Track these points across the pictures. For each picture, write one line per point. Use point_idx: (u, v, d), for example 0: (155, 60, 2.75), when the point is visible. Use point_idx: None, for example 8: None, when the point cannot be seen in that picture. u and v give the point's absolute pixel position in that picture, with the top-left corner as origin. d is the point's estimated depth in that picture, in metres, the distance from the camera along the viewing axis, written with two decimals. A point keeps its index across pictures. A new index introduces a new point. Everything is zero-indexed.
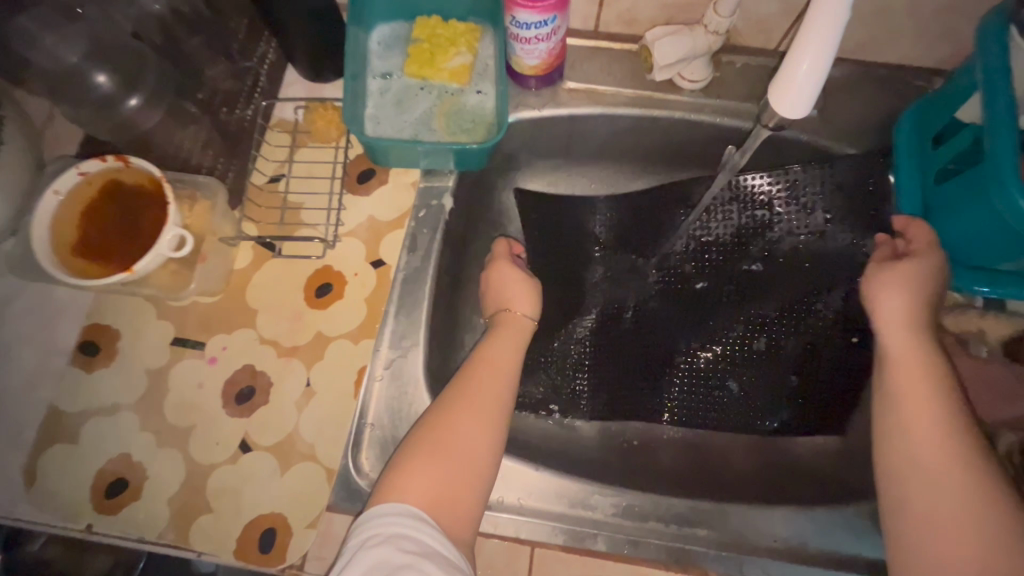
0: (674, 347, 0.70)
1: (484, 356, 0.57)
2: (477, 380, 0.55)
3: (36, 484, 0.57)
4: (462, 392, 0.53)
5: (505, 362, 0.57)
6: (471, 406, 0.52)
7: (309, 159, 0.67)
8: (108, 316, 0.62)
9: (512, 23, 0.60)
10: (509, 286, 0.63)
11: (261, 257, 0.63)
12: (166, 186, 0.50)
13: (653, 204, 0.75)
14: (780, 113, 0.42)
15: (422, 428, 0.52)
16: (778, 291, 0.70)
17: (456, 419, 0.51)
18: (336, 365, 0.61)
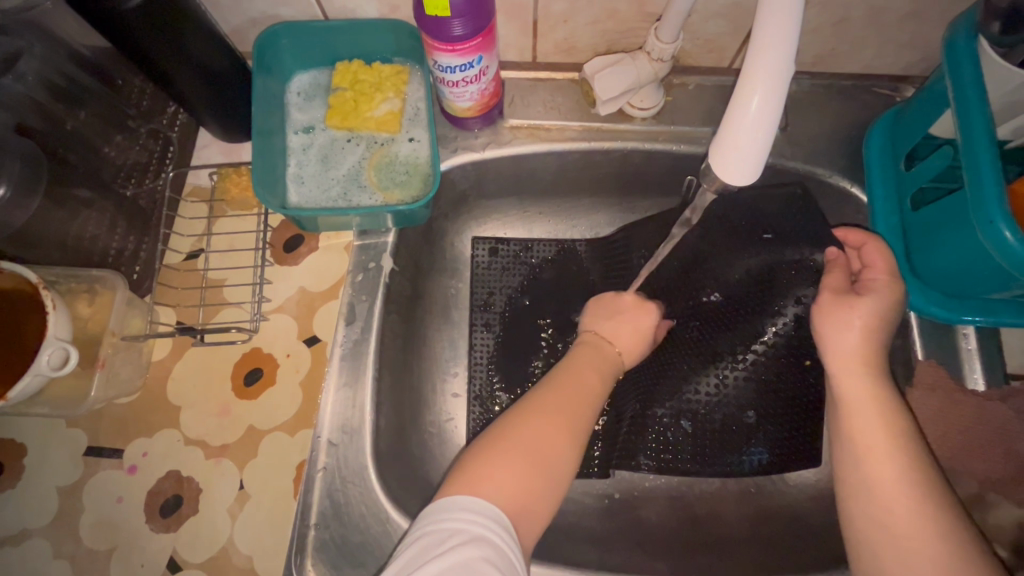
0: (636, 396, 0.63)
1: (578, 371, 0.52)
2: (564, 382, 0.50)
3: None
4: (549, 398, 0.48)
5: (587, 381, 0.51)
6: (559, 415, 0.47)
7: (228, 230, 0.60)
8: (10, 429, 0.55)
9: (436, 67, 0.54)
10: (613, 318, 0.58)
11: (181, 345, 0.57)
12: (46, 294, 0.44)
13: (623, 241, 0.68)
14: (722, 169, 0.36)
15: (503, 421, 0.47)
16: (737, 326, 0.59)
17: (545, 421, 0.46)
18: (272, 463, 0.54)
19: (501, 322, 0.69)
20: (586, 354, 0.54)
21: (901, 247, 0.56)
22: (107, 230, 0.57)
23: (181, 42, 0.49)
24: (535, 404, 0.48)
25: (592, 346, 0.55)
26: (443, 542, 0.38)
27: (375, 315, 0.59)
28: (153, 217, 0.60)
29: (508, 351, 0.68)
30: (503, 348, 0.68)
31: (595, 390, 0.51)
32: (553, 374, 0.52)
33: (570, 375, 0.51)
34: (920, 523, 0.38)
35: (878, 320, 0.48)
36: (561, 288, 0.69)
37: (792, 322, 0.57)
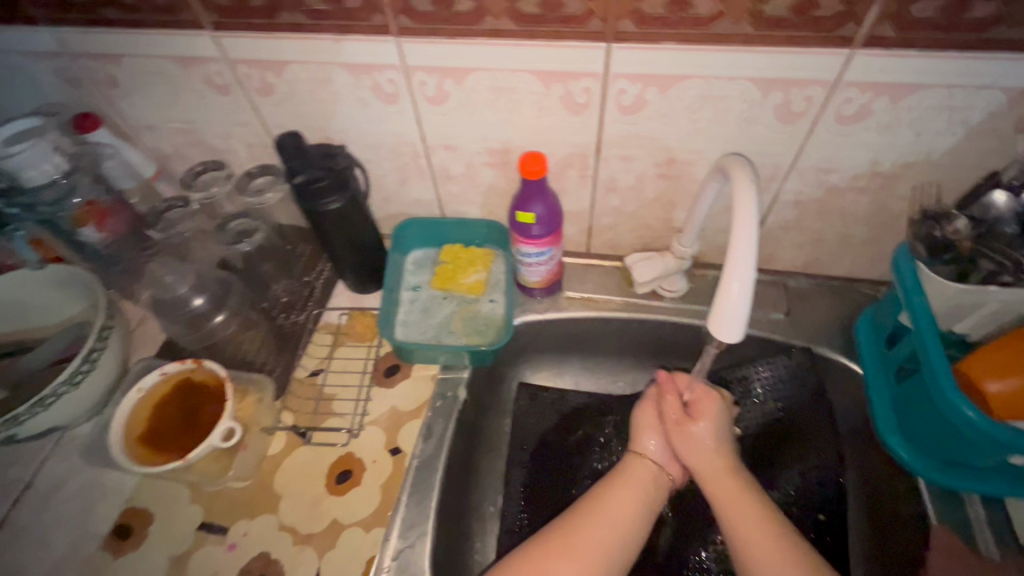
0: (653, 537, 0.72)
1: (615, 495, 0.64)
2: (597, 510, 0.62)
3: None
4: (581, 525, 0.61)
5: (613, 514, 0.62)
6: (573, 547, 0.59)
7: (346, 356, 0.78)
8: (145, 499, 0.68)
9: (518, 253, 0.76)
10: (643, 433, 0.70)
11: (292, 443, 0.71)
12: (228, 385, 0.61)
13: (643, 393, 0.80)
14: (717, 327, 0.50)
15: (521, 558, 0.59)
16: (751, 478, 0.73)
17: (551, 559, 0.57)
18: (347, 556, 0.63)
19: (543, 457, 0.79)
20: (623, 476, 0.67)
21: (895, 421, 0.66)
22: (260, 348, 0.76)
23: (353, 227, 0.74)
24: (557, 539, 0.59)
25: (631, 468, 0.67)
26: None
27: (451, 433, 0.72)
28: (293, 341, 0.78)
29: (549, 482, 0.77)
30: (543, 480, 0.78)
31: (627, 511, 0.63)
32: (576, 509, 0.64)
33: (605, 501, 0.63)
34: None
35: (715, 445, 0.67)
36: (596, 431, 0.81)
37: (798, 477, 0.72)
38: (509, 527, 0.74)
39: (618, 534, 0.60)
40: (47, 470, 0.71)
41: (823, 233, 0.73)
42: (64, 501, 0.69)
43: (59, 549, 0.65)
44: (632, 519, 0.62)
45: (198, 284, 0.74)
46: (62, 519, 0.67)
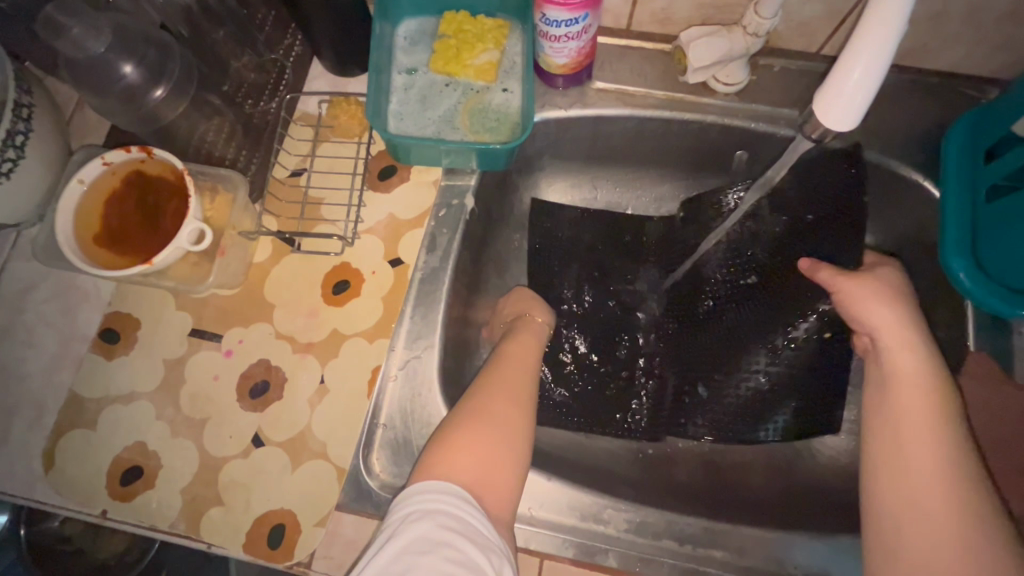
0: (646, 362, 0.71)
1: (510, 346, 0.60)
2: (501, 363, 0.58)
3: (55, 468, 0.58)
4: (498, 373, 0.56)
5: (521, 365, 0.58)
6: (503, 393, 0.54)
7: (331, 154, 0.66)
8: (127, 305, 0.62)
9: (542, 21, 0.58)
10: (525, 305, 0.66)
11: (280, 251, 0.63)
12: (187, 177, 0.51)
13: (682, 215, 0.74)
14: (823, 108, 0.39)
15: (456, 411, 0.53)
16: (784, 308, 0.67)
17: (490, 406, 0.52)
18: (352, 365, 0.60)
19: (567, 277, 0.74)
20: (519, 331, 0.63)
21: (967, 242, 0.59)
22: (225, 141, 0.62)
23: None
24: (479, 389, 0.54)
25: (524, 324, 0.64)
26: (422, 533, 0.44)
27: (458, 244, 0.65)
28: (265, 134, 0.65)
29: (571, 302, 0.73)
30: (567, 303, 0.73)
31: (530, 358, 0.59)
32: (493, 360, 0.59)
33: (504, 357, 0.58)
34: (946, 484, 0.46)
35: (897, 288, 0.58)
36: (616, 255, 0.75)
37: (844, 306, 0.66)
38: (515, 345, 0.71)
39: (525, 379, 0.57)
40: (11, 271, 0.64)
41: (951, 5, 0.55)
42: (41, 304, 0.63)
43: (47, 350, 0.62)
44: (535, 364, 0.59)
45: (120, 44, 0.52)
46: (43, 322, 0.63)
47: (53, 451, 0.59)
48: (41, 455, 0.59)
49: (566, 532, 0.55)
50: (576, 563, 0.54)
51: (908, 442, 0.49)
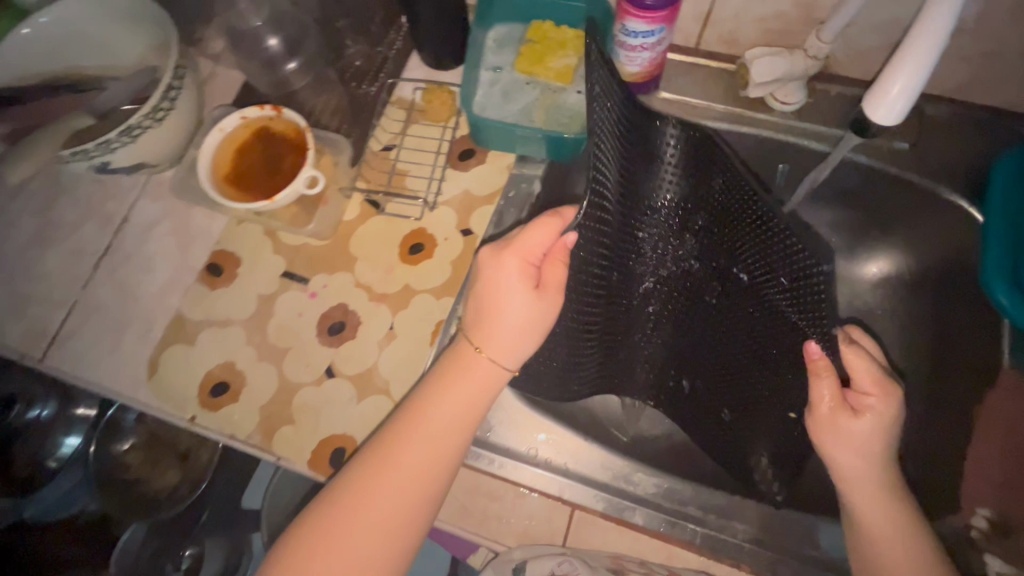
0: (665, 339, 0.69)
1: (427, 410, 0.52)
2: (393, 447, 0.51)
3: (157, 374, 0.67)
4: (374, 487, 0.50)
5: (407, 474, 0.51)
6: (371, 511, 0.50)
7: (419, 134, 0.75)
8: (231, 245, 0.72)
9: (621, 32, 0.65)
10: (487, 318, 0.54)
11: (367, 212, 0.72)
12: (309, 133, 0.60)
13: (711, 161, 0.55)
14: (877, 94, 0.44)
15: (318, 511, 0.50)
16: (715, 287, 0.63)
17: (350, 526, 0.49)
18: (418, 316, 0.67)
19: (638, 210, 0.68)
20: (453, 379, 0.53)
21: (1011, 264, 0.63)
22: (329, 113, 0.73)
23: None
24: (348, 496, 0.50)
25: (463, 368, 0.54)
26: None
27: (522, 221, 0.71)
28: (366, 113, 0.74)
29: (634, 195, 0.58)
30: (618, 195, 0.55)
31: (426, 462, 0.51)
32: (381, 444, 0.52)
33: (394, 456, 0.51)
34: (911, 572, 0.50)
35: (872, 439, 0.53)
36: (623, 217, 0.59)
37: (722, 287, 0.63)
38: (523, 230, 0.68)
39: (419, 473, 0.51)
40: (141, 207, 0.75)
41: (1003, 44, 0.60)
42: (161, 236, 0.73)
43: (162, 276, 0.72)
44: (433, 483, 0.51)
45: None
46: (161, 252, 0.73)
47: (157, 360, 0.68)
48: (146, 362, 0.68)
49: (597, 487, 0.60)
50: (604, 516, 0.59)
51: (893, 537, 0.51)
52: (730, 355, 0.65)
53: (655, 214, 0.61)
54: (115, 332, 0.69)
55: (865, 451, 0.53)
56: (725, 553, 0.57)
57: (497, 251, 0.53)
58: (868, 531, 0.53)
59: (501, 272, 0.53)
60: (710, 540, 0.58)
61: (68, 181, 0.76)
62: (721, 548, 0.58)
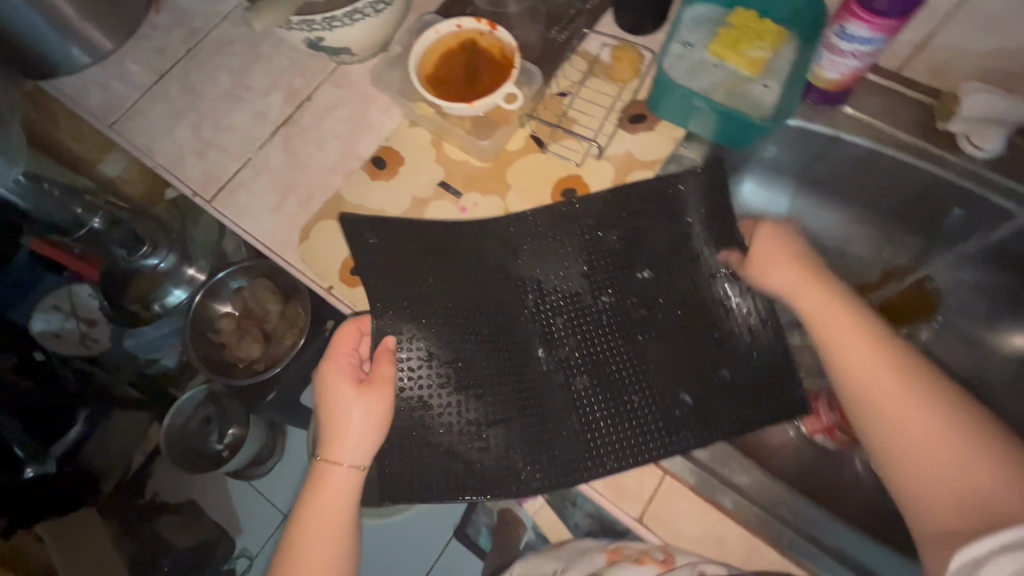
0: (598, 398, 0.63)
1: (306, 536, 0.59)
2: (315, 499, 0.60)
3: (306, 241, 0.72)
4: (314, 512, 0.60)
5: (333, 494, 0.60)
6: (315, 542, 0.59)
7: (596, 87, 0.75)
8: (398, 144, 0.76)
9: (836, 34, 0.64)
10: (334, 393, 0.62)
11: (529, 147, 0.74)
12: (518, 54, 0.63)
13: (653, 201, 0.70)
14: None
15: None
16: (645, 257, 0.68)
17: (303, 559, 0.58)
18: (551, 249, 0.68)
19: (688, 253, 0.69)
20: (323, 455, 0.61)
21: None
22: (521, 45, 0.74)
23: None
24: None
25: (325, 482, 0.61)
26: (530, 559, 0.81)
27: (680, 200, 0.70)
28: (553, 57, 0.76)
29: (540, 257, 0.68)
30: (558, 250, 0.69)
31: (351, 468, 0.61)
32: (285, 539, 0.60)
33: (319, 483, 0.61)
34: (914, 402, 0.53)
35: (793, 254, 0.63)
36: (506, 320, 0.67)
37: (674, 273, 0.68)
38: (570, 266, 0.68)
39: (330, 532, 0.59)
40: (324, 90, 0.79)
41: None
42: (335, 120, 0.78)
43: (329, 156, 0.76)
44: (349, 494, 0.61)
45: None
46: (332, 134, 0.77)
47: (309, 229, 0.72)
48: (300, 229, 0.73)
49: (696, 466, 0.62)
50: (694, 489, 0.61)
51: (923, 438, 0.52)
52: (711, 333, 0.66)
53: (624, 240, 0.69)
54: (278, 194, 0.75)
55: (851, 350, 0.56)
56: (803, 557, 0.60)
57: (333, 381, 0.63)
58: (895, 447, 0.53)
59: (342, 401, 0.61)
60: (792, 542, 0.60)
61: (265, 51, 0.82)
62: (801, 553, 0.60)
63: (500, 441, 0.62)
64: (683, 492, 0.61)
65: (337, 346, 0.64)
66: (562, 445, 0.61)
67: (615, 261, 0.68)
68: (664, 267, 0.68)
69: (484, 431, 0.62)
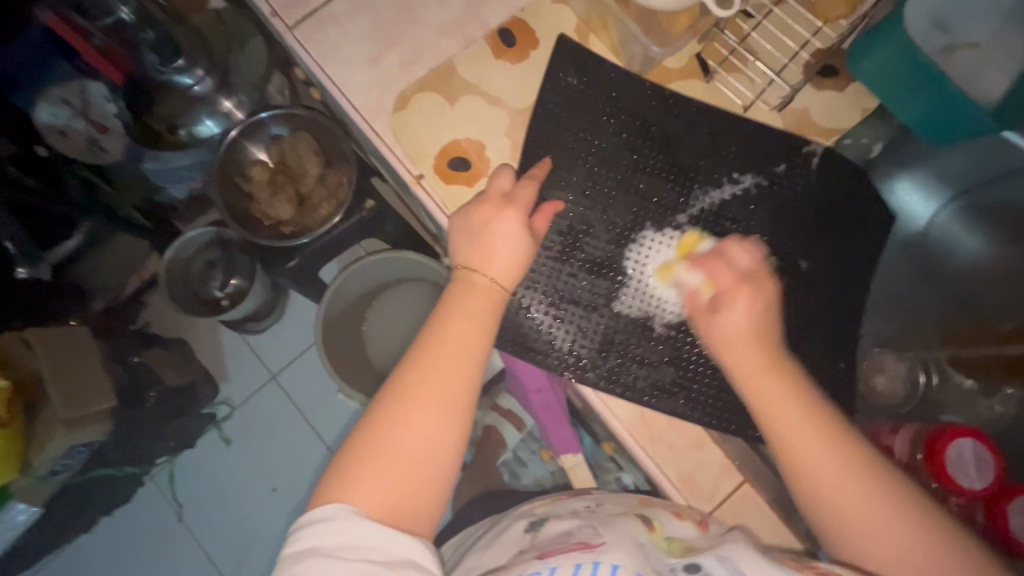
0: (703, 342, 0.56)
1: (448, 322, 0.52)
2: (443, 323, 0.52)
3: (402, 112, 0.59)
4: (443, 338, 0.51)
5: (468, 319, 0.52)
6: (439, 369, 0.50)
7: (790, 18, 0.61)
8: (536, 21, 0.61)
9: None
10: (487, 226, 0.53)
11: (692, 71, 0.61)
12: None
13: (843, 181, 0.60)
14: None
15: (366, 432, 0.48)
16: (819, 234, 0.59)
17: (422, 383, 0.49)
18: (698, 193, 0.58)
19: (841, 251, 0.59)
20: (459, 291, 0.53)
21: None
22: None
23: None
24: (388, 403, 0.49)
25: (469, 287, 0.53)
26: (476, 551, 0.58)
27: (844, 187, 0.60)
28: None
29: (714, 173, 0.58)
30: (733, 174, 0.58)
31: (489, 303, 0.52)
32: (406, 359, 0.51)
33: (451, 308, 0.52)
34: (835, 456, 0.47)
35: (753, 329, 0.52)
36: (653, 221, 0.57)
37: (828, 267, 0.59)
38: (745, 195, 0.58)
39: (474, 331, 0.51)
40: None
41: None
42: None
43: (448, 12, 0.61)
44: (487, 331, 0.52)
45: None
46: None
47: (408, 97, 0.60)
48: (397, 94, 0.60)
49: (775, 480, 0.56)
50: (771, 506, 0.55)
51: (825, 481, 0.47)
52: (840, 352, 0.58)
53: (806, 199, 0.59)
54: (377, 44, 0.61)
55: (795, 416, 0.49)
56: None
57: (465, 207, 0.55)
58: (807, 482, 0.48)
59: (499, 224, 0.53)
60: None
61: None
62: None
63: (585, 327, 0.55)
64: (757, 505, 0.55)
65: (476, 168, 0.59)
66: (636, 359, 0.55)
67: (793, 227, 0.59)
68: (837, 264, 0.59)
69: (576, 329, 0.55)
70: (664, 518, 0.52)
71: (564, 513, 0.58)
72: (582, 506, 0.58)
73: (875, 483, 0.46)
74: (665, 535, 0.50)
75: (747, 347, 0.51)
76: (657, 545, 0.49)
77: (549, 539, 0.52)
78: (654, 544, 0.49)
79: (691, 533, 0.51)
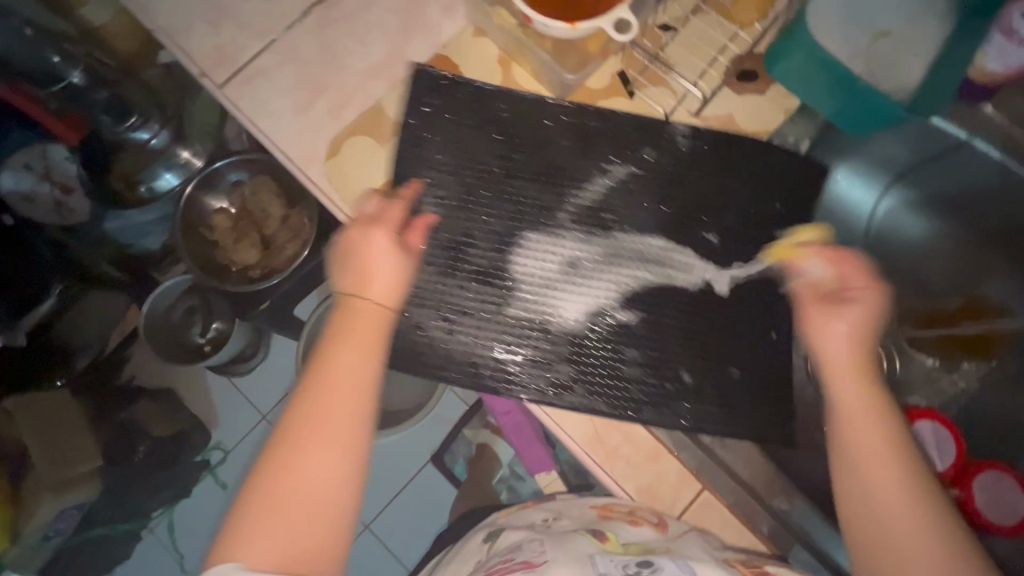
0: (605, 342, 0.56)
1: (335, 354, 0.50)
2: (324, 356, 0.50)
3: (335, 158, 0.61)
4: (327, 373, 0.49)
5: (351, 348, 0.50)
6: (324, 406, 0.48)
7: (705, 27, 0.63)
8: (458, 56, 0.62)
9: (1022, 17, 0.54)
10: (369, 253, 0.52)
11: (614, 89, 0.62)
12: None
13: (773, 180, 0.61)
14: None
15: (257, 481, 0.47)
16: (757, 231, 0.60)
17: (310, 424, 0.48)
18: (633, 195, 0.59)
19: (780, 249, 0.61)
20: (342, 321, 0.52)
21: None
22: None
23: None
24: (280, 447, 0.47)
25: (350, 314, 0.52)
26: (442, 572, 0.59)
27: (774, 188, 0.61)
28: None
29: (595, 171, 0.59)
30: (620, 175, 0.59)
31: (373, 329, 0.51)
32: (294, 401, 0.49)
33: (335, 340, 0.51)
34: (887, 450, 0.47)
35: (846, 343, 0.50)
36: (533, 222, 0.58)
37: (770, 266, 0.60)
38: (625, 189, 0.59)
39: (356, 358, 0.50)
40: None
41: None
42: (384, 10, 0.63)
43: (372, 56, 0.63)
44: (370, 355, 0.51)
45: None
46: (379, 27, 0.63)
47: (340, 143, 0.61)
48: (329, 141, 0.61)
49: (737, 484, 0.56)
50: (731, 509, 0.56)
51: (866, 454, 0.47)
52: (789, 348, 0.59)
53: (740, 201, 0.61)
54: (306, 92, 0.62)
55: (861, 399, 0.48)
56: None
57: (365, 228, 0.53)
58: (851, 471, 0.48)
59: (368, 245, 0.52)
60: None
61: None
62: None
63: (482, 338, 0.56)
64: (719, 510, 0.56)
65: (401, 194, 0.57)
66: (537, 367, 0.56)
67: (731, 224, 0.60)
68: None
69: (472, 342, 0.56)
70: (620, 528, 0.53)
71: (519, 526, 0.59)
72: (541, 518, 0.60)
73: (917, 484, 0.46)
74: (621, 541, 0.51)
75: (832, 347, 0.51)
76: (611, 552, 0.50)
77: (499, 554, 0.53)
78: (605, 551, 0.50)
79: (648, 536, 0.52)
